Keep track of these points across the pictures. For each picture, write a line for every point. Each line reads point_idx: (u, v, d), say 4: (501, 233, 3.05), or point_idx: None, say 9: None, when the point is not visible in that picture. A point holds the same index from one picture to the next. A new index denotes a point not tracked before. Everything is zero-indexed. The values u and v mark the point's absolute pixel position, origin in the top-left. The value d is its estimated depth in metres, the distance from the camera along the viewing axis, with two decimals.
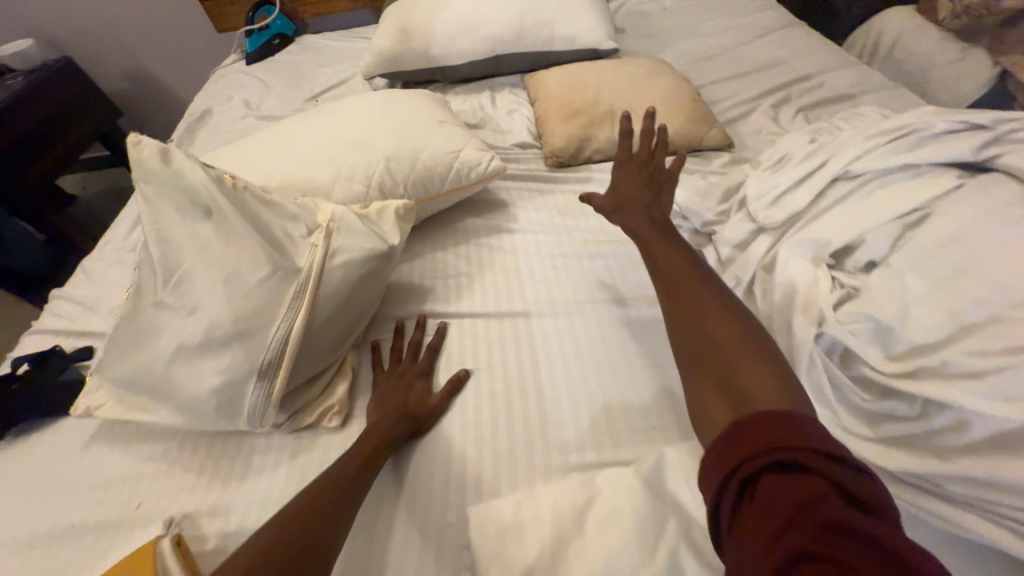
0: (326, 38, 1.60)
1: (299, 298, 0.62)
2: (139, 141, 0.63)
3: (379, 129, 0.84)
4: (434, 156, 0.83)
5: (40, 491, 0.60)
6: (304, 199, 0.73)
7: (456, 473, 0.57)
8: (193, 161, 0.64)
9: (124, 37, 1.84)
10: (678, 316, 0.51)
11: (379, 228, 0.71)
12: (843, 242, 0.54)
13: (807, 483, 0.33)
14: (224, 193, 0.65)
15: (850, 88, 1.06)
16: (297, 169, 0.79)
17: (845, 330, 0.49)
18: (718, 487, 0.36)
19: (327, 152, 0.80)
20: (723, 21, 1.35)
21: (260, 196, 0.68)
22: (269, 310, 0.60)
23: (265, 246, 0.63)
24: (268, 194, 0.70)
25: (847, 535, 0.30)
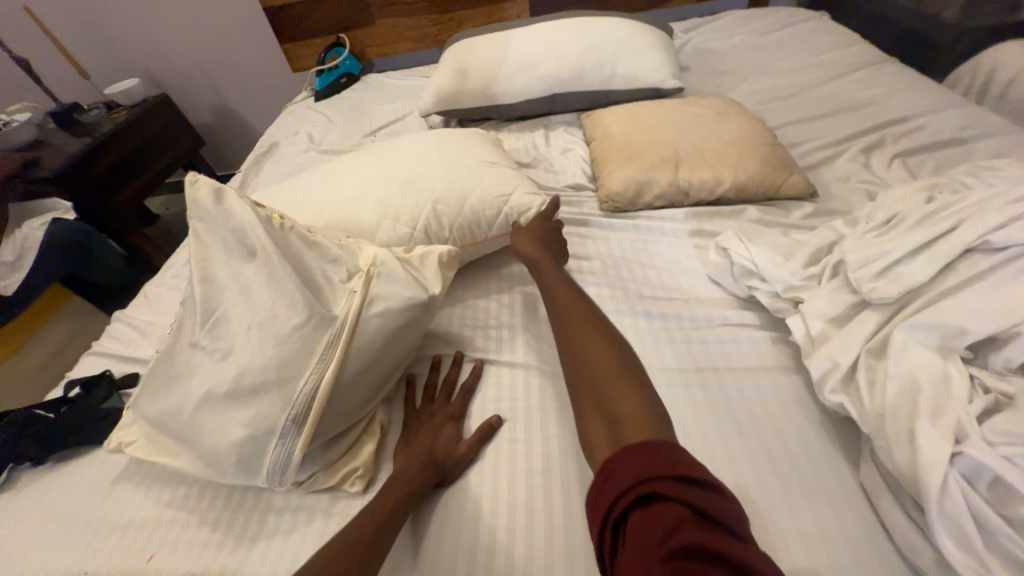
0: (390, 76, 1.67)
1: (332, 348, 0.58)
2: (196, 179, 0.64)
3: (428, 169, 0.82)
4: (484, 198, 0.79)
5: (65, 528, 0.59)
6: (348, 240, 0.71)
7: (479, 569, 0.49)
8: (244, 199, 0.64)
9: (213, 76, 2.03)
10: (574, 360, 0.53)
11: (421, 274, 0.68)
12: (985, 334, 0.43)
13: (664, 513, 0.35)
14: (270, 232, 0.64)
15: (959, 131, 0.92)
16: (344, 208, 0.78)
17: (999, 455, 0.38)
18: (600, 534, 0.38)
19: (375, 192, 0.79)
20: (802, 58, 1.25)
21: (304, 235, 0.67)
22: (301, 360, 0.57)
23: (304, 288, 0.61)
24: (312, 235, 0.68)
25: (698, 557, 0.32)
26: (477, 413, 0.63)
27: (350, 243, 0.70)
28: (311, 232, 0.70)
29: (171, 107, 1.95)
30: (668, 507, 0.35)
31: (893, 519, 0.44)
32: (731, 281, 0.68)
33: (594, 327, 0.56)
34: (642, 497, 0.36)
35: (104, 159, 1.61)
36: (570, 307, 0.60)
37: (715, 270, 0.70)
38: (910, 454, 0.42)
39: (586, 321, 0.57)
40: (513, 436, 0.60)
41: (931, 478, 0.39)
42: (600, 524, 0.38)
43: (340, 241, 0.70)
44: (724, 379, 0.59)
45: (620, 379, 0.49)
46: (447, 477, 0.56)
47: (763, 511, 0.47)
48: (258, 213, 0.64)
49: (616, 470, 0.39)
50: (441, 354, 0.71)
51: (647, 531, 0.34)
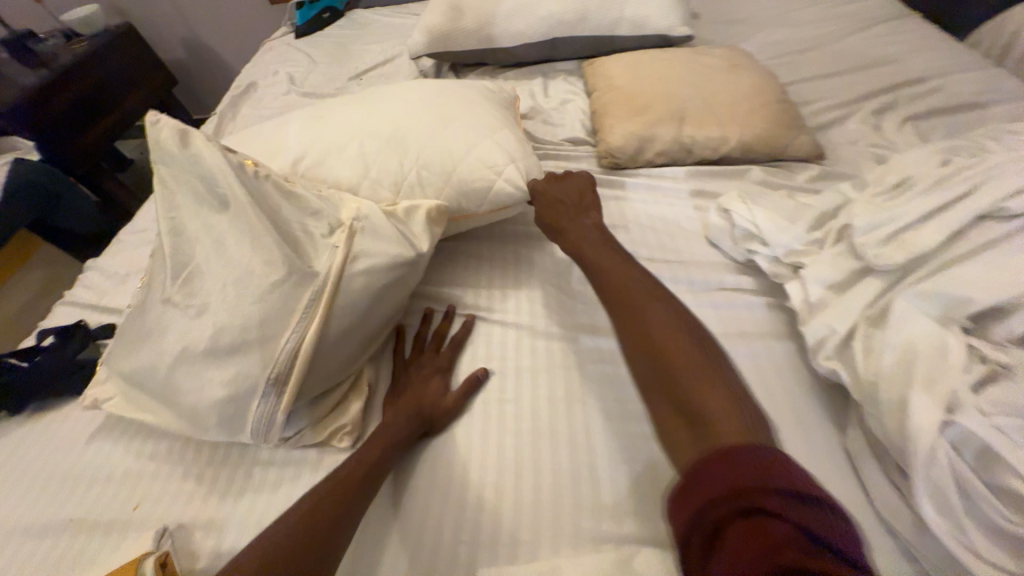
0: (377, 13, 1.53)
1: (313, 307, 0.56)
2: (157, 120, 0.58)
3: (417, 121, 0.76)
4: (472, 168, 0.73)
5: (45, 480, 0.58)
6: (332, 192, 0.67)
7: (466, 524, 0.49)
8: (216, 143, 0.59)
9: (182, 5, 1.85)
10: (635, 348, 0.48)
11: (407, 231, 0.65)
12: (989, 303, 0.42)
13: (767, 526, 0.30)
14: (245, 180, 0.59)
15: (976, 94, 0.88)
16: (326, 160, 0.73)
17: (989, 425, 0.38)
18: (682, 539, 0.33)
19: (359, 145, 0.74)
20: (820, 10, 1.17)
21: (285, 184, 0.63)
22: (279, 319, 0.54)
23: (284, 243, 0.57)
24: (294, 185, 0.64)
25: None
26: (465, 371, 0.62)
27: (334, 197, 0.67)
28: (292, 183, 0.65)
29: (137, 41, 1.78)
30: (772, 521, 0.30)
31: (874, 482, 0.45)
32: (731, 245, 0.66)
33: (618, 297, 0.54)
34: (741, 505, 0.31)
35: (63, 94, 1.48)
36: (613, 270, 0.58)
37: (716, 233, 0.68)
38: (900, 420, 0.42)
39: (638, 299, 0.52)
40: (501, 396, 0.59)
41: (920, 445, 0.39)
42: (684, 527, 0.33)
43: (322, 193, 0.66)
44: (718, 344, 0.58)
45: (692, 373, 0.42)
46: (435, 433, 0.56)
47: None
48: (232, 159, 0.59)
49: (711, 469, 0.34)
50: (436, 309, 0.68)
51: (743, 541, 0.30)
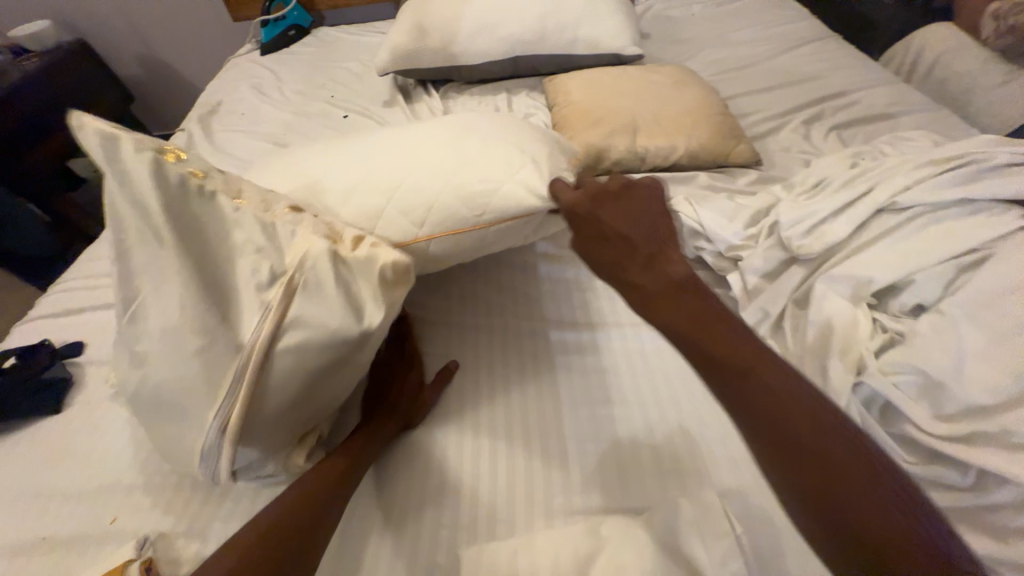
0: (343, 31, 1.57)
1: (235, 389, 0.46)
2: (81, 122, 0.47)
3: (432, 137, 0.69)
4: (469, 193, 0.63)
5: (13, 499, 0.58)
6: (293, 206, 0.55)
7: (447, 509, 0.53)
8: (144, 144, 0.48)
9: (139, 22, 1.83)
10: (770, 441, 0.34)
11: (360, 289, 0.49)
12: (887, 281, 0.49)
13: None
14: (179, 202, 0.48)
15: (888, 106, 1.00)
16: (325, 173, 0.66)
17: (889, 383, 0.45)
18: None
19: (364, 158, 0.67)
20: (754, 31, 1.29)
21: (231, 201, 0.51)
22: (200, 394, 0.46)
23: (204, 293, 0.47)
24: (242, 203, 0.52)
25: None
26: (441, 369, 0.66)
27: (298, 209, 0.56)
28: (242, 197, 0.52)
29: (92, 57, 1.75)
30: None
31: None
32: None
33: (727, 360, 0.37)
34: None
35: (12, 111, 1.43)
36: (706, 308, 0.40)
37: None
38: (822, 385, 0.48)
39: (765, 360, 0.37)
40: (475, 388, 0.63)
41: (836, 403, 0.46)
42: None
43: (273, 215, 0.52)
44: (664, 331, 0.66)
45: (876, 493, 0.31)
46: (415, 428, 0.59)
47: (699, 444, 0.55)
48: (172, 166, 0.48)
49: None
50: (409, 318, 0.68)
51: None
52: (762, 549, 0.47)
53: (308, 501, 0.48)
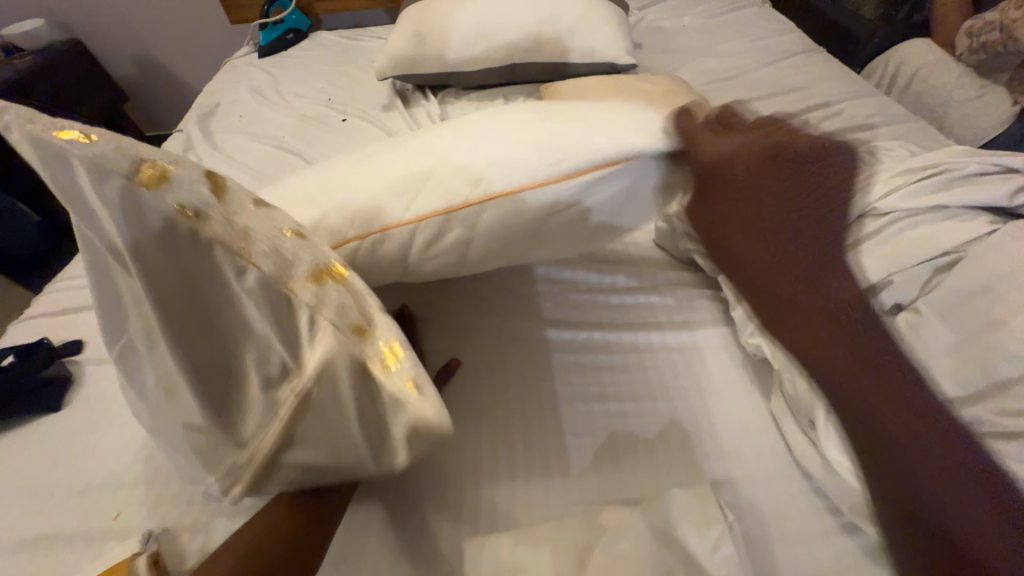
0: (340, 35, 1.59)
1: (241, 469, 0.44)
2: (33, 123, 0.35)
3: (509, 126, 0.55)
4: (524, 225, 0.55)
5: (15, 496, 0.58)
6: (310, 245, 0.40)
7: (449, 503, 0.55)
8: (113, 181, 0.36)
9: (134, 23, 1.83)
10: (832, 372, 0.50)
11: (379, 427, 0.38)
12: (869, 282, 0.53)
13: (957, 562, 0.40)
14: (173, 259, 0.38)
15: (869, 117, 1.05)
16: (376, 168, 0.56)
17: None
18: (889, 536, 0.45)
19: (427, 151, 0.56)
20: (743, 43, 1.33)
21: (232, 257, 0.38)
22: (211, 454, 0.45)
23: (207, 358, 0.42)
24: (250, 261, 0.38)
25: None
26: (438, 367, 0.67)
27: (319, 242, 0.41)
28: (246, 249, 0.38)
29: (85, 57, 1.74)
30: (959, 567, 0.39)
31: (792, 437, 0.54)
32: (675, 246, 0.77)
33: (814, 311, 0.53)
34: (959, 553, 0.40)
35: None
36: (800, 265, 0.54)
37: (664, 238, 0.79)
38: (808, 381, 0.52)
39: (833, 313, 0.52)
40: (475, 385, 0.65)
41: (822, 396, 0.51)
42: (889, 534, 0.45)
43: (287, 286, 0.38)
44: (655, 331, 0.68)
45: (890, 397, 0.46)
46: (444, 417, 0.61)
47: (692, 438, 0.57)
48: (159, 204, 0.37)
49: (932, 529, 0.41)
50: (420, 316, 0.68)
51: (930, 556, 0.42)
52: (752, 537, 0.49)
53: (307, 497, 0.49)
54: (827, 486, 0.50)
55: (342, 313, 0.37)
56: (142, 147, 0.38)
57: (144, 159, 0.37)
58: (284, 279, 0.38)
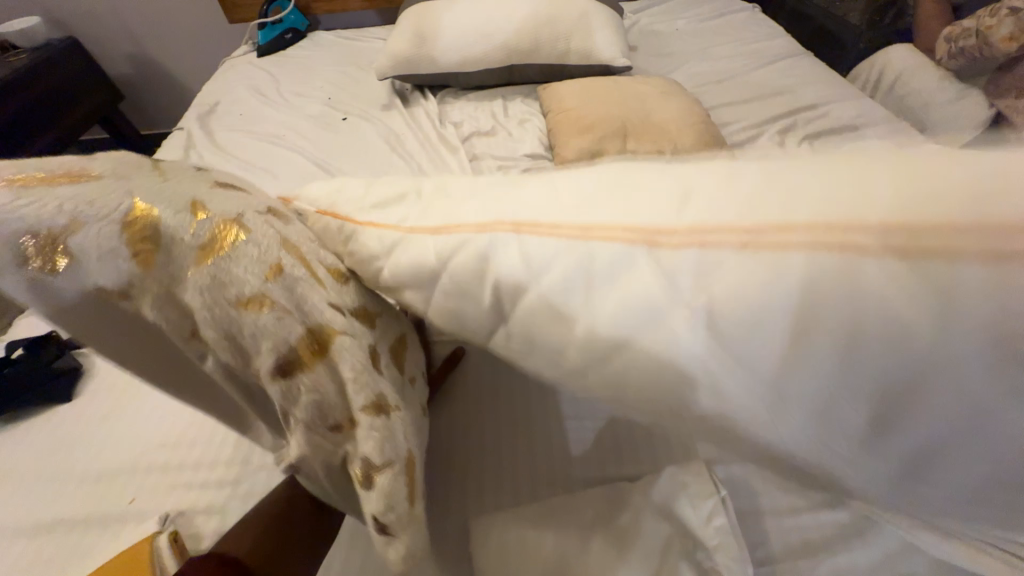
0: (339, 35, 1.60)
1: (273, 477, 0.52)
2: None
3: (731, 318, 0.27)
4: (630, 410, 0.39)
5: (29, 482, 0.59)
6: (275, 322, 0.35)
7: (456, 484, 0.57)
8: (15, 270, 0.33)
9: (132, 21, 1.83)
10: None
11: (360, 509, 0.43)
12: None
13: None
14: (124, 324, 0.37)
15: (854, 119, 1.09)
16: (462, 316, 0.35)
17: None
18: None
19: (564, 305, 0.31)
20: (734, 47, 1.37)
21: (186, 337, 0.37)
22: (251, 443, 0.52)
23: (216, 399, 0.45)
24: (206, 346, 0.37)
25: None
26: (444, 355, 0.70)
27: (294, 301, 0.35)
28: (201, 333, 0.36)
29: (82, 54, 1.74)
30: None
31: None
32: None
33: None
34: None
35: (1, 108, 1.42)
36: None
37: None
38: None
39: None
40: (476, 370, 0.67)
41: None
42: None
43: (259, 375, 0.37)
44: None
45: None
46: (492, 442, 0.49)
47: None
48: (78, 286, 0.34)
49: None
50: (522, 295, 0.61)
51: None
52: (743, 509, 0.53)
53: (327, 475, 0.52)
54: None
55: (322, 414, 0.38)
56: (34, 206, 0.33)
57: (38, 232, 0.32)
58: (251, 369, 0.37)
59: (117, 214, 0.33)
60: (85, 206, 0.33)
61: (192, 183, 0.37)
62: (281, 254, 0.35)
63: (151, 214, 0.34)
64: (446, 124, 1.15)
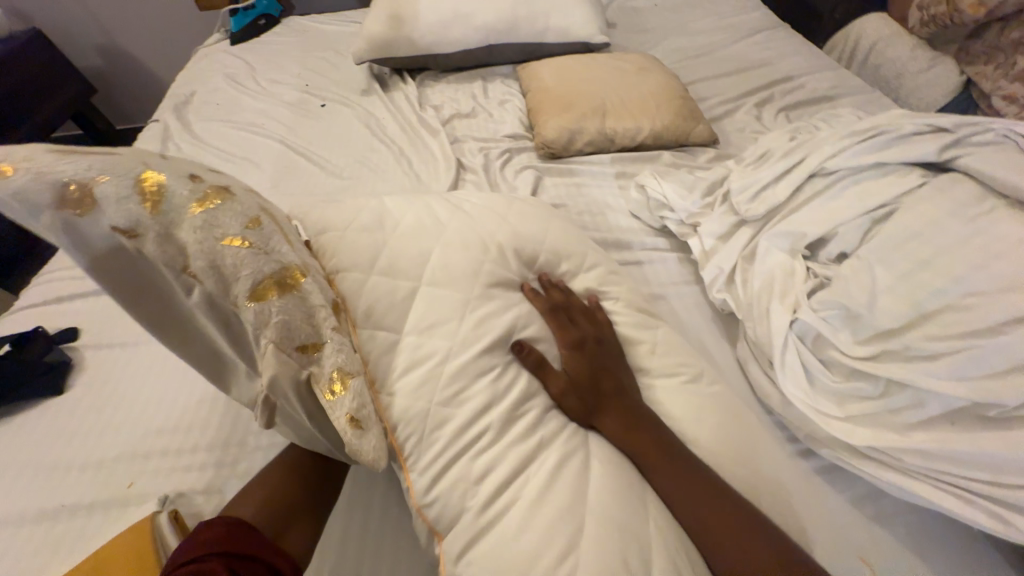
0: (315, 20, 1.57)
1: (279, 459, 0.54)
2: None
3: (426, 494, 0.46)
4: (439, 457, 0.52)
5: (28, 472, 0.60)
6: (254, 257, 0.40)
7: None
8: (44, 214, 0.33)
9: (99, 13, 1.77)
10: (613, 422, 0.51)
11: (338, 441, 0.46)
12: (818, 235, 0.61)
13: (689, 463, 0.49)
14: (138, 266, 0.38)
15: (830, 89, 1.11)
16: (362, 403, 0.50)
17: (818, 317, 0.55)
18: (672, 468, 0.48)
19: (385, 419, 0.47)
20: (712, 21, 1.37)
21: (178, 272, 0.38)
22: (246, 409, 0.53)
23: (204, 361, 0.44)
24: (196, 278, 0.38)
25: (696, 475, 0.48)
26: None
27: (270, 246, 0.42)
28: (194, 267, 0.38)
29: (49, 48, 1.69)
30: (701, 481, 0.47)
31: (756, 379, 0.60)
32: (648, 214, 0.80)
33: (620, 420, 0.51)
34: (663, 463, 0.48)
35: None
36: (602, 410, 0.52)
37: (637, 206, 0.82)
38: (768, 327, 0.59)
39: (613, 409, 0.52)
40: None
41: (780, 337, 0.56)
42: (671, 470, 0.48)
43: (235, 303, 0.40)
44: (661, 290, 0.72)
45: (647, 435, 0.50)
46: (492, 439, 0.47)
47: None
48: (97, 228, 0.35)
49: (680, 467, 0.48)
50: (537, 268, 0.62)
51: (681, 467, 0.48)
52: None
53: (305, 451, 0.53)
54: (784, 416, 0.56)
55: (290, 335, 0.41)
56: (63, 163, 0.35)
57: (70, 180, 0.34)
58: (233, 298, 0.40)
59: (133, 171, 0.37)
60: (107, 165, 0.36)
61: (188, 165, 0.42)
62: (259, 214, 0.43)
63: (158, 176, 0.38)
64: (425, 107, 1.14)
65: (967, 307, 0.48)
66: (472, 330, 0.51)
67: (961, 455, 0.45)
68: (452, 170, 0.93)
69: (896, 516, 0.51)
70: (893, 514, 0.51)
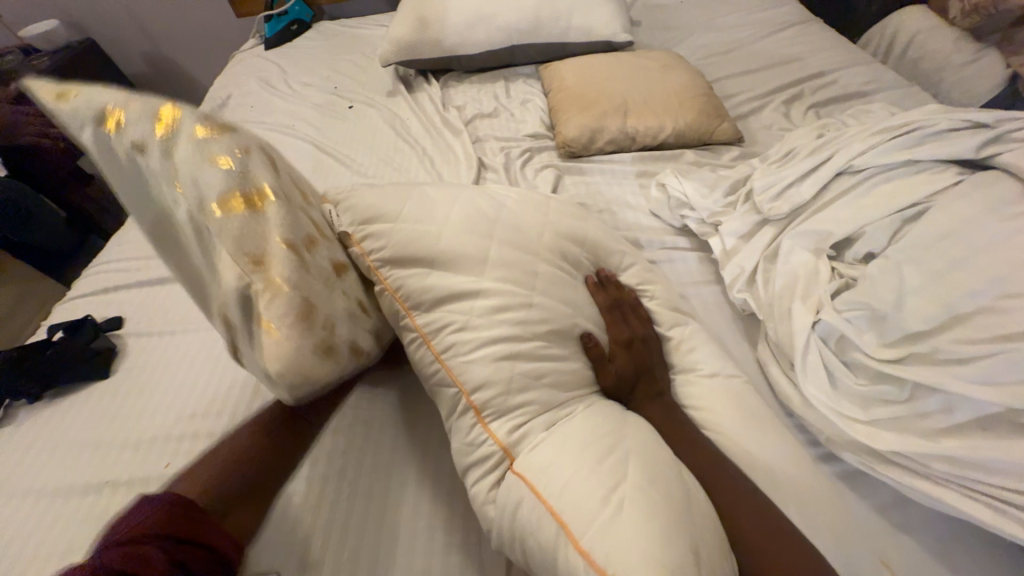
0: (344, 24, 1.62)
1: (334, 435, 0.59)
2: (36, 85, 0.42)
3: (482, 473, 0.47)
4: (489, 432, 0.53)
5: (76, 449, 0.65)
6: (228, 175, 0.44)
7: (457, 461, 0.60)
8: (83, 128, 0.42)
9: (146, 23, 1.88)
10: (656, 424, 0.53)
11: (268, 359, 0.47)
12: (844, 233, 0.59)
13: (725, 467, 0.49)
14: (138, 179, 0.44)
15: (864, 85, 1.07)
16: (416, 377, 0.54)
17: (842, 319, 0.54)
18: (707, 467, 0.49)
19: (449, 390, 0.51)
20: (740, 16, 1.34)
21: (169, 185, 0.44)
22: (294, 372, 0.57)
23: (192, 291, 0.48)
24: (182, 192, 0.44)
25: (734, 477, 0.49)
26: None
27: (248, 172, 0.46)
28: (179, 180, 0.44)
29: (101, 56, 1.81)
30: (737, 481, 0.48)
31: (776, 381, 0.58)
32: (668, 214, 0.79)
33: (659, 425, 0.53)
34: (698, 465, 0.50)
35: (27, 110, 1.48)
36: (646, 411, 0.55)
37: (656, 205, 0.81)
38: (789, 328, 0.57)
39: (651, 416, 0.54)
40: None
41: (801, 338, 0.55)
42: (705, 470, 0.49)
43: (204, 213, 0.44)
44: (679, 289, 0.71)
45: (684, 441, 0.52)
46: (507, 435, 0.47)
47: None
48: (117, 141, 0.42)
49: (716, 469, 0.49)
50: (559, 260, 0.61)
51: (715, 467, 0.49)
52: None
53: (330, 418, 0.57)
54: (805, 418, 0.55)
55: (243, 244, 0.45)
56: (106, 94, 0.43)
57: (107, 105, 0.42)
58: (204, 208, 0.44)
59: (157, 104, 0.45)
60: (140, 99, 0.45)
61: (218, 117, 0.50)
62: (255, 149, 0.48)
63: (174, 110, 0.45)
64: (449, 108, 1.16)
65: (1005, 309, 0.45)
66: (490, 325, 0.51)
67: (995, 464, 0.43)
68: (474, 169, 0.95)
69: (925, 526, 0.49)
70: (921, 524, 0.49)
